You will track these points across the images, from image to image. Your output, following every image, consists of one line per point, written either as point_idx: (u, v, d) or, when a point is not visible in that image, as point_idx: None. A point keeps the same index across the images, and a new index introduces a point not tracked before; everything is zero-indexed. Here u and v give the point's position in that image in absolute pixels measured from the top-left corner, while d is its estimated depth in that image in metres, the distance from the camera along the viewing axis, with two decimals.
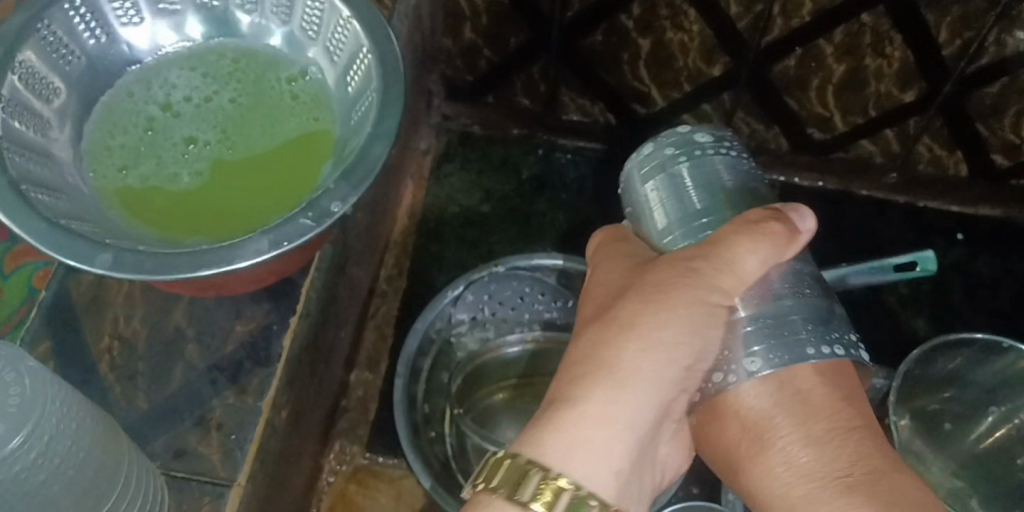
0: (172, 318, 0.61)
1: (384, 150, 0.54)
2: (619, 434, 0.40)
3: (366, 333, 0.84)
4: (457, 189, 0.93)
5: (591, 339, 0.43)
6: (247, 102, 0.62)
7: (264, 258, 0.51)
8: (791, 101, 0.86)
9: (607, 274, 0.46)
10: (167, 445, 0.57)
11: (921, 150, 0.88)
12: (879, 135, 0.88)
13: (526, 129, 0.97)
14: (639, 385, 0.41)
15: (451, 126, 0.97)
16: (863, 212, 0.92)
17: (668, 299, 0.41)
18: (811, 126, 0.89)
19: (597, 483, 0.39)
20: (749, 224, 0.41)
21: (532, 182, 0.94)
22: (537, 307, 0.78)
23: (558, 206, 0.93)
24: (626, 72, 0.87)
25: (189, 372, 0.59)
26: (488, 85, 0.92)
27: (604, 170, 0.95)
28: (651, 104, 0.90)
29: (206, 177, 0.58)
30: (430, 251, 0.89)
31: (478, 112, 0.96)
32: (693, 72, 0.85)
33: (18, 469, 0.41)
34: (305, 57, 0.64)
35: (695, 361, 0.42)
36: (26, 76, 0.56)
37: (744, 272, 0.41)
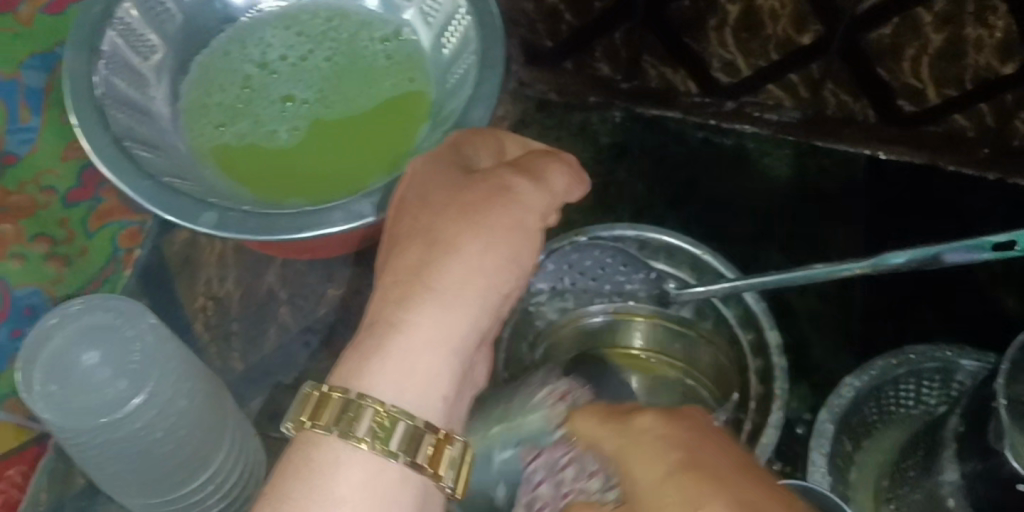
0: (264, 281, 0.68)
1: (485, 113, 0.53)
2: (443, 351, 0.41)
3: None
4: None
5: (399, 248, 0.44)
6: (341, 62, 0.61)
7: (367, 221, 0.50)
8: (883, 71, 0.84)
9: (428, 182, 0.46)
10: (264, 404, 0.63)
11: (1018, 124, 0.85)
12: (973, 108, 0.85)
13: (604, 96, 0.95)
14: (456, 298, 0.42)
15: (527, 93, 0.96)
16: (954, 187, 0.90)
17: (485, 218, 0.43)
18: (903, 98, 0.86)
19: (407, 401, 0.41)
20: (550, 154, 0.48)
21: (610, 150, 0.93)
22: (618, 279, 0.77)
23: (637, 175, 0.91)
24: (713, 39, 0.85)
25: (282, 334, 0.66)
26: (568, 51, 0.91)
27: (684, 139, 0.93)
28: (736, 73, 0.88)
29: (303, 135, 0.58)
30: None
31: (556, 77, 0.95)
32: (781, 40, 0.83)
33: (121, 433, 0.50)
34: (401, 18, 0.63)
35: (507, 269, 0.44)
36: (125, 33, 0.56)
37: (550, 186, 0.46)
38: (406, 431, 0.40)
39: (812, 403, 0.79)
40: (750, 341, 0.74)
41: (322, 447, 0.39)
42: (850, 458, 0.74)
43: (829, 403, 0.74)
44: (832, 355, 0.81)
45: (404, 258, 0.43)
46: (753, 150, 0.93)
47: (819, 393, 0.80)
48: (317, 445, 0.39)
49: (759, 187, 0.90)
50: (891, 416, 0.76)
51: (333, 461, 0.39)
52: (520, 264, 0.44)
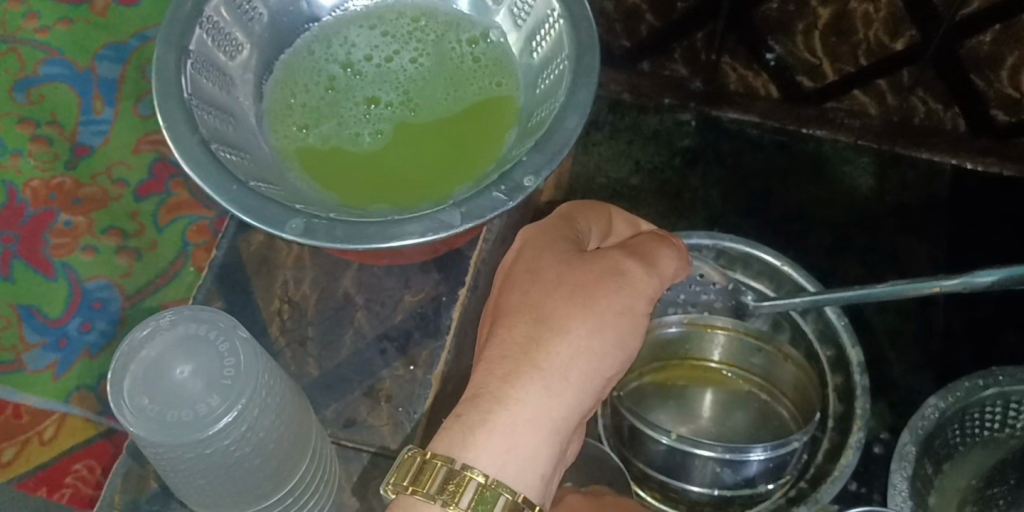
0: (342, 284, 0.60)
1: (579, 122, 0.52)
2: (545, 432, 0.42)
3: None
4: (605, 157, 0.91)
5: (508, 319, 0.45)
6: (429, 65, 0.60)
7: (456, 231, 0.48)
8: (978, 79, 0.80)
9: (538, 256, 0.47)
10: (338, 413, 0.56)
11: None
12: None
13: (679, 98, 0.93)
14: (560, 381, 0.43)
15: (600, 93, 0.93)
16: None
17: (596, 302, 0.44)
18: (997, 108, 0.83)
19: (508, 477, 0.42)
20: (659, 239, 0.49)
21: (684, 154, 0.90)
22: (693, 289, 0.71)
23: (711, 182, 0.89)
24: (798, 42, 0.83)
25: (359, 340, 0.58)
26: (645, 52, 0.90)
27: (760, 144, 0.91)
28: (820, 77, 0.86)
29: (388, 140, 0.57)
30: None
31: (631, 78, 0.93)
32: (872, 45, 0.81)
33: (212, 450, 0.42)
34: (489, 20, 0.61)
35: (615, 353, 0.45)
36: (213, 31, 0.55)
37: (664, 270, 0.47)
38: (505, 507, 0.40)
39: (890, 423, 0.75)
40: (828, 358, 0.72)
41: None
42: (931, 482, 0.70)
43: (912, 422, 0.69)
44: (913, 375, 0.78)
45: (513, 331, 0.44)
46: (835, 159, 0.89)
47: (898, 413, 0.76)
48: (418, 510, 0.40)
49: (839, 197, 0.87)
50: (974, 439, 0.71)
51: None
52: (625, 350, 0.45)
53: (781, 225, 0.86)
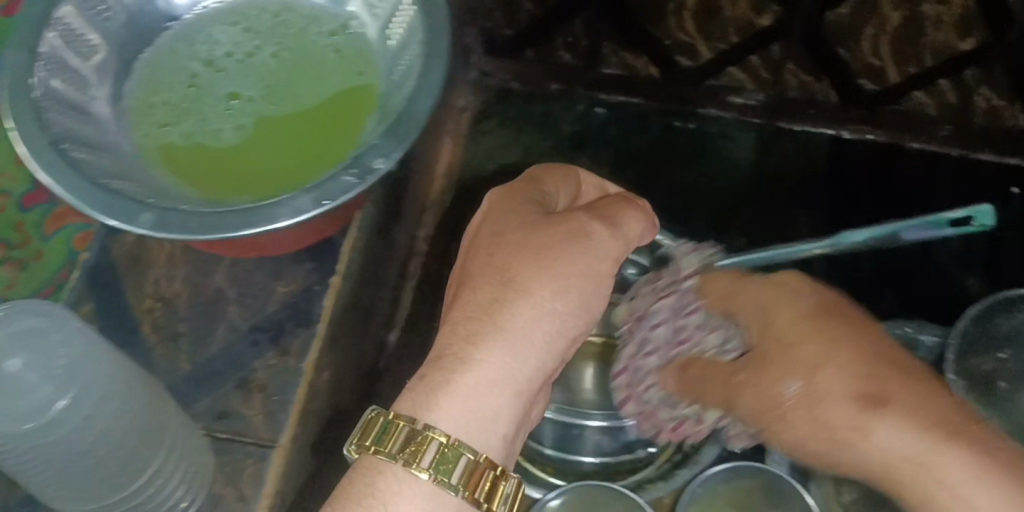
0: (213, 281, 0.64)
1: (429, 104, 0.53)
2: (507, 387, 0.49)
3: (407, 293, 0.87)
4: (496, 145, 0.96)
5: (471, 284, 0.51)
6: (290, 58, 0.61)
7: (308, 216, 0.49)
8: (844, 52, 0.85)
9: (504, 222, 0.53)
10: (210, 407, 0.59)
11: (979, 100, 0.86)
12: (933, 85, 0.86)
13: (565, 83, 0.96)
14: (521, 342, 0.50)
15: (490, 82, 0.98)
16: (911, 167, 0.90)
17: (557, 264, 0.50)
18: (863, 77, 0.87)
19: (468, 435, 0.48)
20: (624, 202, 0.54)
21: (571, 139, 0.96)
22: None
23: (598, 163, 0.95)
24: (671, 24, 0.87)
25: (231, 333, 0.62)
26: (525, 41, 0.93)
27: (641, 126, 0.95)
28: (696, 55, 0.89)
29: (249, 133, 0.57)
30: (469, 209, 0.92)
31: (517, 67, 0.96)
32: (741, 23, 0.85)
33: (51, 438, 0.49)
34: (347, 11, 0.63)
35: (576, 311, 0.51)
36: (65, 33, 0.55)
37: (629, 232, 0.53)
38: (465, 465, 0.47)
39: None
40: None
41: (387, 473, 0.47)
42: None
43: None
44: None
45: (479, 297, 0.50)
46: (716, 134, 0.94)
47: None
48: (382, 468, 0.47)
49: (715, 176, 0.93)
50: None
51: (395, 482, 0.47)
52: (589, 308, 0.52)
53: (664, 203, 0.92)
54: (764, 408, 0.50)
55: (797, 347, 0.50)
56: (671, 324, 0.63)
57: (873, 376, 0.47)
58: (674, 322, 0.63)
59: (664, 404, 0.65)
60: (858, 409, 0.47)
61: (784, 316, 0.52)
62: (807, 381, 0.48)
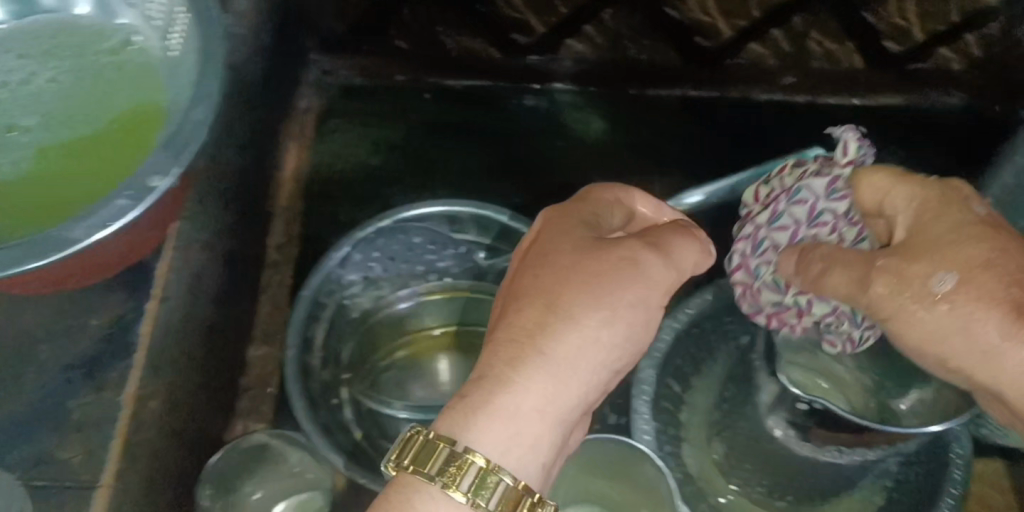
0: (23, 322, 0.60)
1: (205, 113, 0.53)
2: (545, 414, 0.42)
3: (261, 307, 0.84)
4: (344, 144, 0.92)
5: (527, 295, 0.44)
6: (67, 82, 0.58)
7: (85, 243, 0.48)
8: (674, 12, 0.86)
9: (560, 237, 0.46)
10: (28, 456, 0.56)
11: (811, 45, 0.89)
12: (767, 37, 0.89)
13: (411, 74, 0.95)
14: (553, 373, 0.42)
15: (331, 81, 0.95)
16: (761, 117, 0.93)
17: (611, 294, 0.43)
18: (697, 35, 0.88)
19: (519, 466, 0.42)
20: (679, 227, 0.48)
21: (422, 127, 0.94)
22: (428, 258, 0.80)
23: (450, 150, 0.92)
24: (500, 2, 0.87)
25: (43, 371, 0.59)
26: (361, 33, 0.92)
27: (491, 112, 0.94)
28: (532, 30, 0.89)
29: (31, 164, 0.54)
30: (322, 212, 0.89)
31: (358, 62, 0.95)
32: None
33: None
34: (123, 25, 0.60)
35: (626, 340, 0.44)
36: None
37: (680, 259, 0.46)
38: None
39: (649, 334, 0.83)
40: None
41: None
42: (680, 399, 0.72)
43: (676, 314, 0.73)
44: None
45: (519, 322, 0.43)
46: (564, 113, 0.94)
47: None
48: None
49: (569, 150, 0.93)
50: None
51: None
52: (631, 342, 0.45)
53: (528, 186, 0.91)
54: (899, 294, 0.48)
55: (935, 247, 0.48)
56: (807, 211, 0.57)
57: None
58: (811, 210, 0.57)
59: (768, 285, 0.60)
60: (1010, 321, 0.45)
61: (965, 226, 0.49)
62: (960, 275, 0.47)
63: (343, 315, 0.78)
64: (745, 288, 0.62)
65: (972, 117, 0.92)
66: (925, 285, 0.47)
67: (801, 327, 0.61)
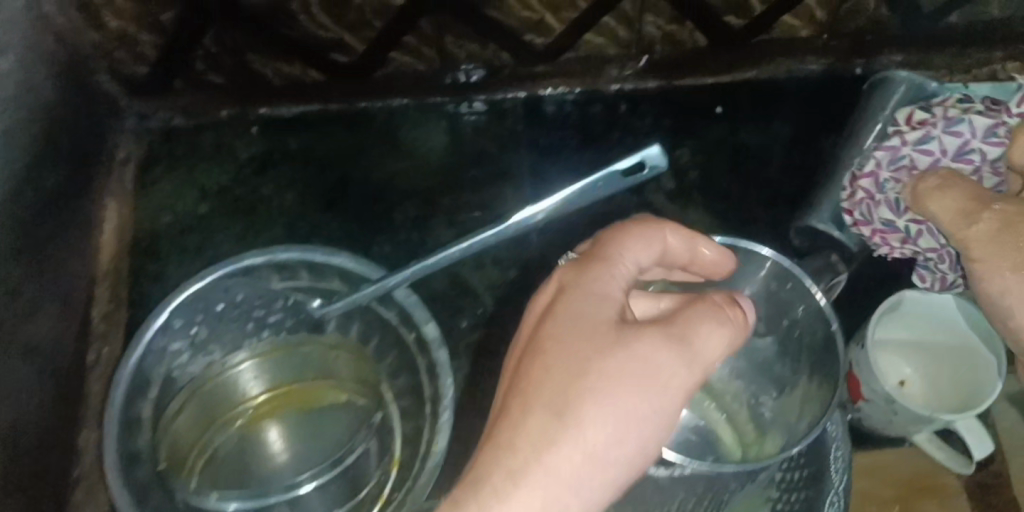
0: None
1: None
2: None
3: (89, 386, 0.76)
4: (168, 192, 0.85)
5: (534, 380, 0.44)
6: None
7: None
8: (494, 13, 0.79)
9: (574, 317, 0.46)
10: None
11: (651, 31, 0.83)
12: (601, 27, 0.81)
13: (237, 106, 0.88)
14: (569, 470, 0.42)
15: (149, 125, 0.87)
16: (614, 108, 0.88)
17: (625, 388, 0.44)
18: (530, 34, 0.82)
19: None
20: (711, 309, 0.47)
21: (252, 164, 0.86)
22: (254, 315, 0.72)
23: (285, 185, 0.85)
24: (306, 23, 0.78)
25: None
26: (166, 75, 0.83)
27: (323, 134, 0.88)
28: (351, 50, 0.82)
29: None
30: (148, 272, 0.81)
31: (175, 101, 0.86)
32: (375, 5, 0.76)
33: None
34: None
35: (643, 436, 0.45)
36: None
37: (706, 347, 0.46)
38: None
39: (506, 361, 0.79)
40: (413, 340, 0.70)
41: None
42: None
43: None
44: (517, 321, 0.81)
45: (536, 404, 0.43)
46: (399, 130, 0.88)
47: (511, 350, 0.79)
48: None
49: (408, 166, 0.87)
50: None
51: None
52: (651, 435, 0.45)
53: (366, 213, 0.85)
54: (996, 253, 0.60)
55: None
56: (954, 152, 0.72)
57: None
58: (960, 148, 0.72)
59: (886, 205, 0.74)
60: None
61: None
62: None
63: (170, 389, 0.70)
64: (864, 196, 0.75)
65: (833, 83, 0.88)
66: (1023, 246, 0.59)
67: (892, 250, 0.77)
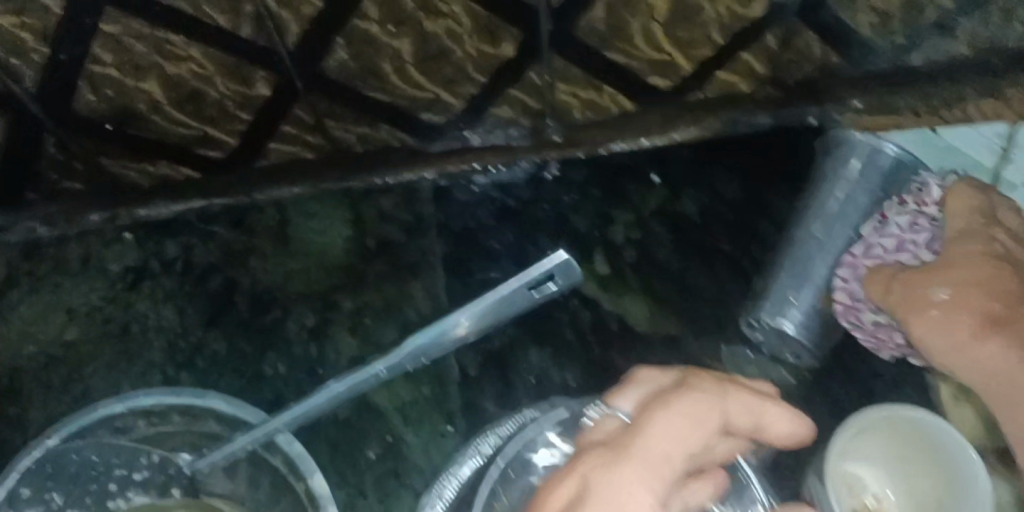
0: None
1: None
2: None
3: None
4: (29, 317, 0.74)
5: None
6: None
7: None
8: (377, 94, 0.68)
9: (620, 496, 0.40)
10: None
11: (563, 97, 0.72)
12: (506, 97, 0.71)
13: (107, 209, 0.77)
14: None
15: (9, 237, 0.77)
16: (536, 182, 0.77)
17: None
18: (425, 111, 0.71)
19: None
20: None
21: (125, 276, 0.75)
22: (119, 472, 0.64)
23: (162, 298, 0.74)
24: (159, 122, 0.67)
25: None
26: (16, 188, 0.73)
27: (204, 233, 0.76)
28: (223, 144, 0.71)
29: None
30: (6, 415, 0.70)
31: (35, 210, 0.76)
32: (234, 98, 0.65)
33: None
34: None
35: None
36: None
37: None
38: None
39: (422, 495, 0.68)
40: (303, 488, 0.62)
41: None
42: None
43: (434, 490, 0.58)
44: (431, 446, 0.69)
45: None
46: (298, 218, 0.77)
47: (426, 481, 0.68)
48: None
49: (302, 264, 0.75)
50: None
51: None
52: None
53: (254, 326, 0.73)
54: (911, 308, 0.57)
55: (949, 270, 0.57)
56: (894, 244, 0.62)
57: (1005, 305, 0.55)
58: (898, 242, 0.62)
59: (869, 307, 0.63)
60: (983, 331, 0.55)
61: (969, 250, 0.58)
62: (957, 289, 0.56)
63: None
64: (843, 307, 0.64)
65: (782, 133, 0.76)
66: (941, 300, 0.56)
67: (898, 346, 0.64)
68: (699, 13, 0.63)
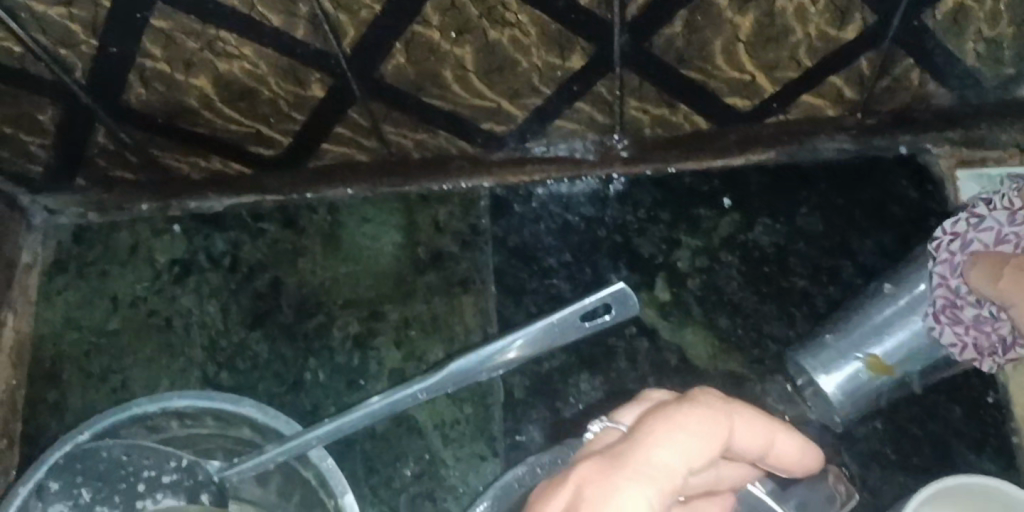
0: None
1: None
2: None
3: None
4: (75, 304, 0.73)
5: None
6: None
7: None
8: (436, 101, 0.64)
9: None
10: None
11: (633, 113, 0.67)
12: (572, 110, 0.67)
13: (158, 200, 0.76)
14: None
15: (62, 221, 0.76)
16: (600, 199, 0.73)
17: None
18: (486, 120, 0.67)
19: None
20: None
21: (172, 269, 0.74)
22: None
23: (207, 295, 0.72)
24: (211, 117, 0.64)
25: None
26: (67, 174, 0.71)
27: (254, 231, 0.74)
28: (275, 143, 0.69)
29: None
30: (46, 403, 0.69)
31: (87, 197, 0.75)
32: (287, 98, 0.63)
33: None
34: None
35: None
36: None
37: None
38: None
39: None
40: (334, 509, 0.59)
41: None
42: None
43: None
44: (470, 471, 0.66)
45: None
46: (350, 221, 0.74)
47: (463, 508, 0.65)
48: None
49: (351, 271, 0.72)
50: None
51: None
52: None
53: (298, 331, 0.70)
54: None
55: None
56: (994, 239, 0.54)
57: None
58: (998, 235, 0.54)
59: (971, 302, 0.56)
60: None
61: None
62: None
63: None
64: (944, 303, 0.57)
65: (867, 162, 0.71)
66: None
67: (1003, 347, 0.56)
68: (787, 35, 0.58)
